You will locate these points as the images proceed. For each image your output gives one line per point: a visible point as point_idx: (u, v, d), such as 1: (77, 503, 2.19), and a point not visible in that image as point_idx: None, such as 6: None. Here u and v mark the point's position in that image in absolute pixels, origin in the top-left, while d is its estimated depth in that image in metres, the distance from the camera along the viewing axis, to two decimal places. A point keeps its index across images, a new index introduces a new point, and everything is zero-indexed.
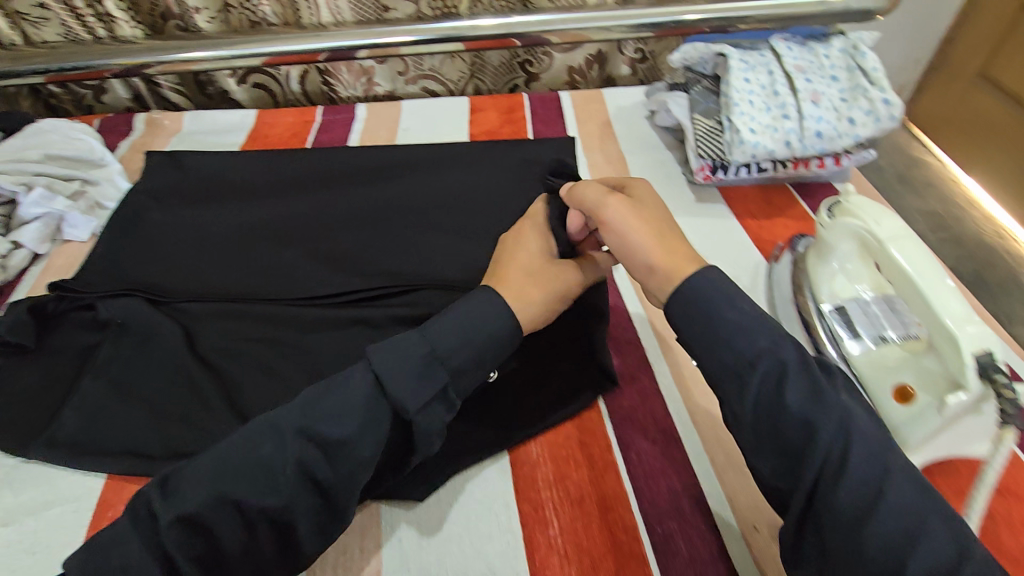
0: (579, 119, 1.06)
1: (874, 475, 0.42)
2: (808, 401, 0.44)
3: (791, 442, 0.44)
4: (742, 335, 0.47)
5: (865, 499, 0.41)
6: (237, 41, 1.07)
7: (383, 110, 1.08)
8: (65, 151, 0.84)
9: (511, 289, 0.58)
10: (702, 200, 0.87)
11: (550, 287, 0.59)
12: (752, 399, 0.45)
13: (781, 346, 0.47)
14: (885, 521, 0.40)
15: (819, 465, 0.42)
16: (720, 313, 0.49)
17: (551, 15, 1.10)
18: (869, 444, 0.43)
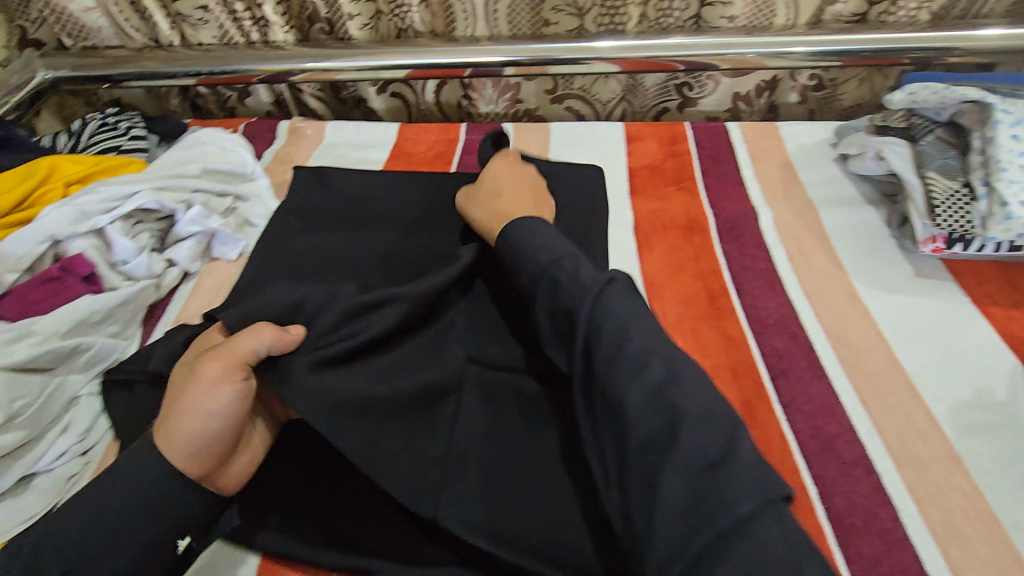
0: (753, 158, 0.92)
1: (646, 351, 0.47)
2: (572, 285, 0.52)
3: (566, 330, 0.51)
4: (544, 251, 0.56)
5: (610, 355, 0.47)
6: (386, 51, 1.02)
7: (531, 134, 1.00)
8: (220, 164, 0.81)
9: (174, 404, 0.49)
10: (921, 273, 0.72)
11: (204, 400, 0.48)
12: (542, 297, 0.54)
13: (579, 262, 0.54)
14: (622, 367, 0.46)
15: (591, 329, 0.49)
16: (540, 243, 0.58)
17: (727, 37, 0.97)
18: (619, 311, 0.49)
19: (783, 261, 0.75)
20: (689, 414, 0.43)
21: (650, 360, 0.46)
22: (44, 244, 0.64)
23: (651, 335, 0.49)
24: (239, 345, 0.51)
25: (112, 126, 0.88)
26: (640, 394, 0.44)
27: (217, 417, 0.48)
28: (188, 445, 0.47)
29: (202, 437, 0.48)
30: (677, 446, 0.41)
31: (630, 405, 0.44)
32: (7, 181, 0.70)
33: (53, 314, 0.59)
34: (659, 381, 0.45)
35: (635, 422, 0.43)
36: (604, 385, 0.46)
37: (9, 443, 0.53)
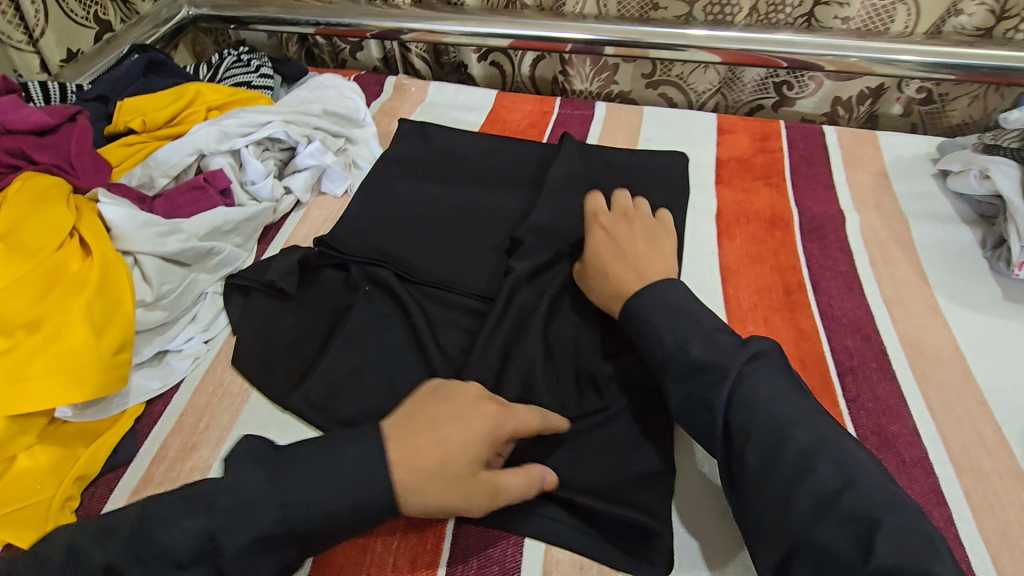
0: (846, 163, 0.91)
1: (810, 446, 0.45)
2: (710, 362, 0.50)
3: (698, 407, 0.50)
4: (668, 330, 0.54)
5: (767, 450, 0.45)
6: (496, 21, 1.07)
7: (623, 115, 1.02)
8: (338, 108, 0.88)
9: (408, 421, 0.49)
10: (1011, 297, 0.71)
11: (455, 433, 0.49)
12: (670, 376, 0.53)
13: (705, 338, 0.52)
14: (786, 468, 0.44)
15: (731, 421, 0.48)
16: (661, 322, 0.55)
17: (833, 40, 0.96)
18: (763, 397, 0.48)
19: (865, 266, 0.76)
20: (890, 526, 0.40)
21: (817, 461, 0.44)
22: (192, 157, 0.73)
23: (809, 417, 0.47)
24: (517, 413, 0.52)
25: (245, 62, 0.96)
26: (811, 505, 0.42)
27: (465, 461, 0.48)
28: (424, 475, 0.46)
29: (449, 480, 0.47)
30: (870, 564, 0.38)
31: (797, 506, 0.43)
32: (160, 99, 0.79)
33: (195, 217, 0.68)
34: (832, 490, 0.42)
35: (818, 532, 0.41)
36: (763, 480, 0.45)
37: (154, 320, 0.61)
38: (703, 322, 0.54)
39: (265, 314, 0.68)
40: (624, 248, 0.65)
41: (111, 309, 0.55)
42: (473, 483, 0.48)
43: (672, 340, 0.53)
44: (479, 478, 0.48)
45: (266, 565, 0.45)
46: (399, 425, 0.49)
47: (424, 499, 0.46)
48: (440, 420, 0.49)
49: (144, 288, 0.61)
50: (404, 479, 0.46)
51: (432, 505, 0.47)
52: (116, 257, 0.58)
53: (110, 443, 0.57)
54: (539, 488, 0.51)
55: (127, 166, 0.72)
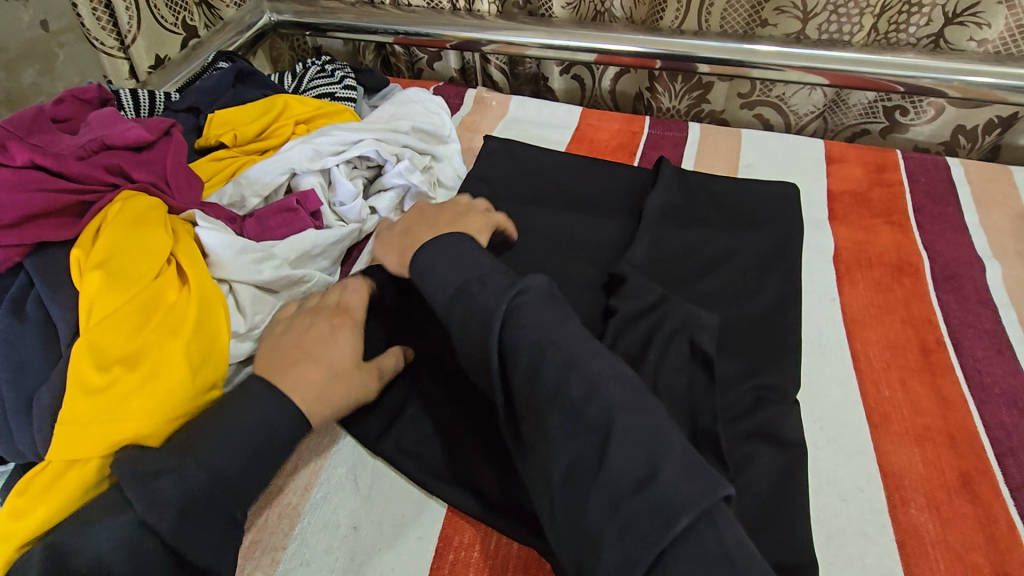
0: (978, 202, 0.82)
1: (564, 363, 0.45)
2: (479, 303, 0.49)
3: (478, 353, 0.48)
4: (447, 276, 0.52)
5: (529, 374, 0.45)
6: (584, 34, 1.01)
7: (720, 138, 0.95)
8: (425, 124, 0.84)
9: (276, 346, 0.55)
10: None
11: (322, 344, 0.54)
12: (455, 312, 0.50)
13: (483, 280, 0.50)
14: (540, 389, 0.44)
15: (507, 353, 0.47)
16: (443, 269, 0.53)
17: (966, 64, 0.87)
18: (530, 325, 0.47)
19: (1014, 325, 0.67)
20: (620, 426, 0.41)
21: (598, 386, 0.43)
22: (284, 176, 0.69)
23: (573, 347, 0.46)
24: (351, 302, 0.59)
25: (329, 73, 0.93)
26: (562, 419, 0.42)
27: (343, 365, 0.54)
28: (321, 384, 0.52)
29: (355, 382, 0.54)
30: (606, 468, 0.39)
31: (554, 427, 0.42)
32: (249, 111, 0.77)
33: (286, 241, 0.64)
34: (583, 399, 0.43)
35: (574, 443, 0.41)
36: (531, 408, 0.44)
37: (246, 350, 0.57)
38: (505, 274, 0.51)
39: None
40: (423, 215, 0.66)
41: (209, 345, 0.53)
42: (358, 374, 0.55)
43: (455, 284, 0.51)
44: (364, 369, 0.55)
45: (209, 533, 0.43)
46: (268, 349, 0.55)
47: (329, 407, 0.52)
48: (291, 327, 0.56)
49: (237, 317, 0.57)
50: (309, 402, 0.51)
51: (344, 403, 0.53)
52: (213, 289, 0.55)
53: None
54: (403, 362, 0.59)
55: (217, 181, 0.69)
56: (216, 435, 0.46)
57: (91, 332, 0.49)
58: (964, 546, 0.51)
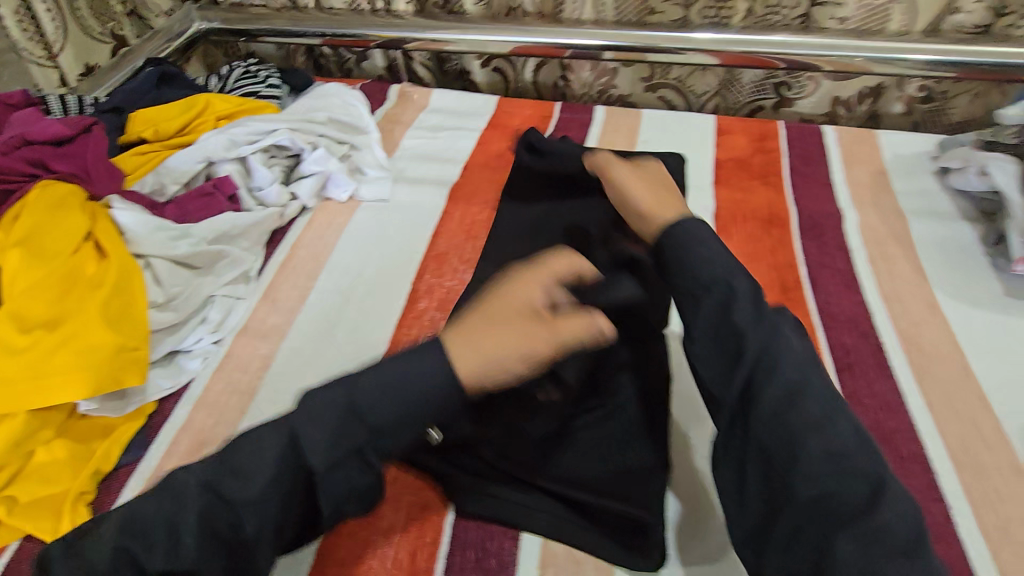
0: (845, 161, 0.92)
1: (827, 407, 0.46)
2: (753, 321, 0.49)
3: (731, 351, 0.49)
4: (710, 261, 0.53)
5: (787, 397, 0.46)
6: (496, 28, 1.09)
7: (622, 119, 1.04)
8: (342, 116, 0.91)
9: (483, 313, 0.50)
10: (1013, 293, 0.71)
11: (505, 309, 0.50)
12: (703, 306, 0.51)
13: (734, 277, 0.52)
14: (837, 430, 0.45)
15: (765, 364, 0.47)
16: (703, 251, 0.54)
17: (831, 40, 0.97)
18: (798, 355, 0.48)
19: (863, 264, 0.76)
20: (893, 489, 0.44)
21: (840, 427, 0.46)
22: (201, 164, 0.76)
23: (824, 392, 0.48)
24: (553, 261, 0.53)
25: (253, 74, 0.99)
26: (818, 453, 0.44)
27: (517, 335, 0.48)
28: (494, 353, 0.47)
29: (502, 330, 0.48)
30: (871, 516, 0.42)
31: (807, 457, 0.44)
32: (172, 109, 0.83)
33: (203, 222, 0.70)
34: (835, 445, 0.45)
35: (829, 480, 0.43)
36: (778, 419, 0.46)
37: (165, 320, 0.64)
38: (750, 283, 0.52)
39: (276, 320, 0.71)
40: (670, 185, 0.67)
41: (128, 309, 0.58)
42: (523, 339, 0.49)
43: (710, 274, 0.52)
44: (539, 323, 0.49)
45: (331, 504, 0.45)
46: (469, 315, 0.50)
47: (486, 373, 0.47)
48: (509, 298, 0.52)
49: (155, 290, 0.64)
50: (457, 355, 0.47)
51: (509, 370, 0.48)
52: (132, 264, 0.61)
53: (124, 439, 0.59)
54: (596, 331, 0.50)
55: (139, 172, 0.75)
56: (393, 410, 0.45)
57: (15, 301, 0.54)
58: None
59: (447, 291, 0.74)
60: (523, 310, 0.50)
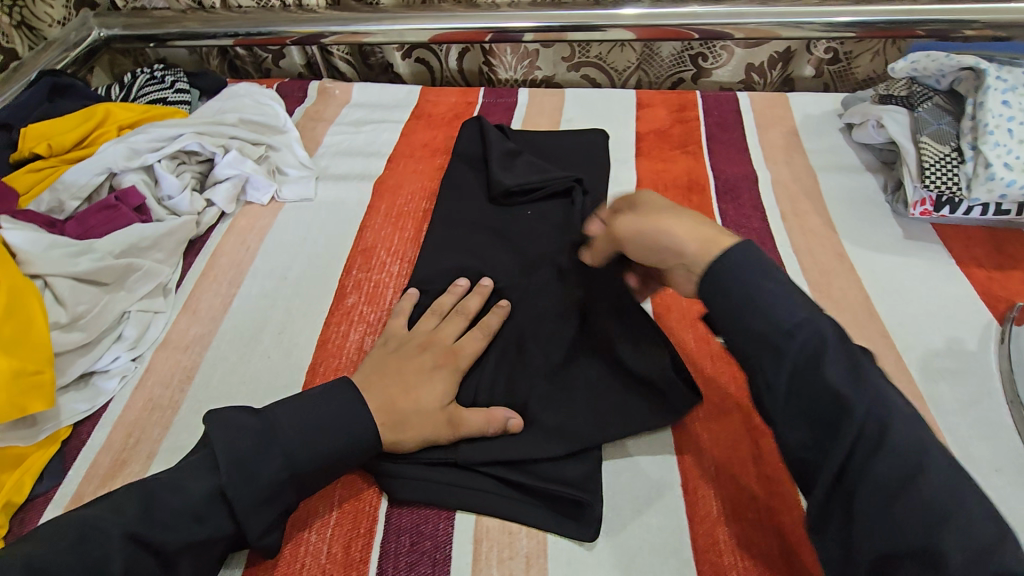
0: (759, 125, 0.95)
1: (950, 479, 0.41)
2: (844, 376, 0.43)
3: (827, 417, 0.43)
4: (781, 309, 0.45)
5: (903, 472, 0.41)
6: (412, 15, 1.07)
7: (546, 99, 1.04)
8: (255, 116, 0.89)
9: (384, 371, 0.58)
10: (911, 235, 0.75)
11: (417, 376, 0.57)
12: (791, 364, 0.45)
13: (818, 320, 0.45)
14: (965, 510, 0.40)
15: (868, 428, 0.42)
16: (771, 295, 0.46)
17: (738, 8, 1.00)
18: (902, 407, 0.43)
19: (777, 221, 0.79)
20: None
21: (966, 501, 0.40)
22: (101, 176, 0.73)
23: (943, 457, 0.42)
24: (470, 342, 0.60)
25: (159, 79, 0.95)
26: (954, 544, 0.39)
27: (432, 393, 0.56)
28: (405, 411, 0.54)
29: (427, 390, 0.56)
30: None
31: (941, 550, 0.39)
32: (68, 121, 0.79)
33: (110, 236, 0.68)
34: (971, 531, 0.39)
35: (963, 571, 0.38)
36: (898, 496, 0.41)
37: (73, 340, 0.61)
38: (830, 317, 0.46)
39: (199, 331, 0.69)
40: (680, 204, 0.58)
41: (26, 329, 0.57)
42: (442, 421, 0.55)
43: (791, 319, 0.45)
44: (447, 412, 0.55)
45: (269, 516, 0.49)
46: (388, 351, 0.60)
47: (401, 437, 0.54)
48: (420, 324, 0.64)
49: (58, 310, 0.61)
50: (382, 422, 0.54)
51: (417, 437, 0.54)
52: (26, 285, 0.60)
53: (37, 468, 0.57)
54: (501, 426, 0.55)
55: (36, 192, 0.72)
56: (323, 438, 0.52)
57: None
58: (722, 397, 0.60)
59: (374, 284, 0.74)
60: (475, 426, 0.55)
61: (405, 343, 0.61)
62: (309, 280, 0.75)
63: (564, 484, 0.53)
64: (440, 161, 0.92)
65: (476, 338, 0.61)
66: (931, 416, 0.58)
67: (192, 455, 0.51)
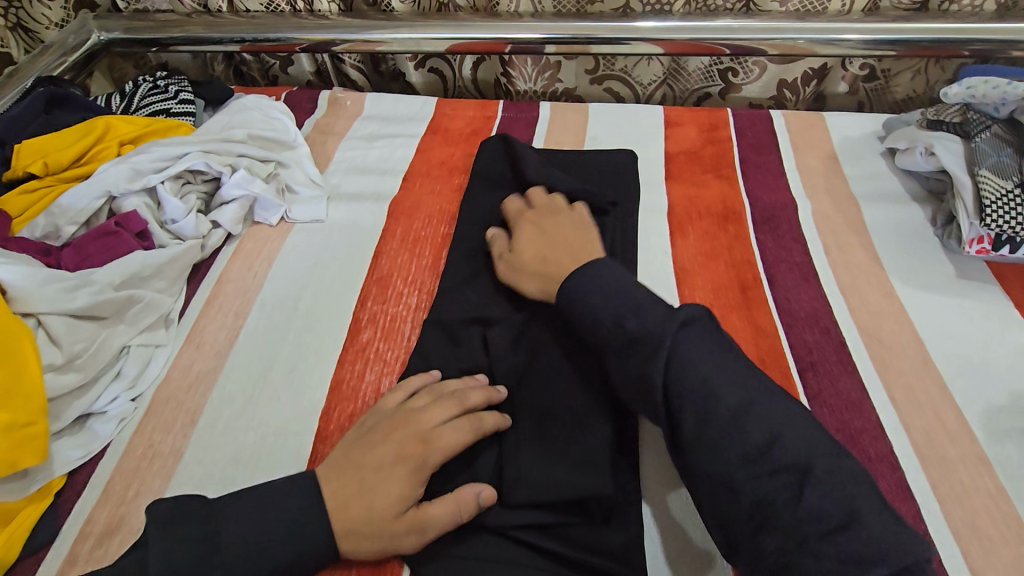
0: (795, 148, 0.90)
1: (741, 402, 0.46)
2: (644, 337, 0.50)
3: (636, 376, 0.50)
4: (604, 302, 0.54)
5: (702, 410, 0.46)
6: (429, 24, 1.02)
7: (569, 115, 0.99)
8: (264, 131, 0.84)
9: (340, 466, 0.51)
10: (964, 274, 0.70)
11: (372, 474, 0.50)
12: (609, 351, 0.52)
13: (625, 306, 0.52)
14: (757, 425, 0.45)
15: (672, 382, 0.48)
16: (597, 295, 0.55)
17: (775, 23, 0.95)
18: (698, 357, 0.48)
19: (820, 254, 0.74)
20: (824, 472, 0.43)
21: (752, 419, 0.46)
22: (101, 199, 0.69)
23: (738, 385, 0.47)
24: (431, 417, 0.53)
25: (162, 89, 0.90)
26: (744, 455, 0.44)
27: (391, 498, 0.49)
28: (359, 522, 0.48)
29: (383, 494, 0.49)
30: (801, 509, 0.42)
31: (737, 465, 0.44)
32: (66, 137, 0.74)
33: (108, 265, 0.64)
34: (763, 443, 0.44)
35: (754, 476, 0.44)
36: (701, 437, 0.46)
37: (68, 384, 0.57)
38: (643, 298, 0.53)
39: (202, 368, 0.64)
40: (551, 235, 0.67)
41: (16, 375, 0.53)
42: (403, 526, 0.48)
43: (606, 311, 0.53)
44: (407, 517, 0.49)
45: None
46: (352, 437, 0.54)
47: (360, 547, 0.48)
48: (388, 400, 0.56)
49: (52, 350, 0.57)
50: (339, 532, 0.48)
51: (375, 547, 0.48)
52: (16, 325, 0.55)
53: (26, 525, 0.52)
54: (475, 508, 0.50)
55: (30, 215, 0.68)
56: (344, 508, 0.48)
57: None
58: None
59: (391, 317, 0.69)
60: (442, 526, 0.49)
61: (362, 425, 0.55)
62: (320, 311, 0.70)
63: (605, 557, 0.49)
64: (459, 181, 0.87)
65: (440, 411, 0.54)
66: (998, 483, 0.53)
67: (199, 521, 0.47)
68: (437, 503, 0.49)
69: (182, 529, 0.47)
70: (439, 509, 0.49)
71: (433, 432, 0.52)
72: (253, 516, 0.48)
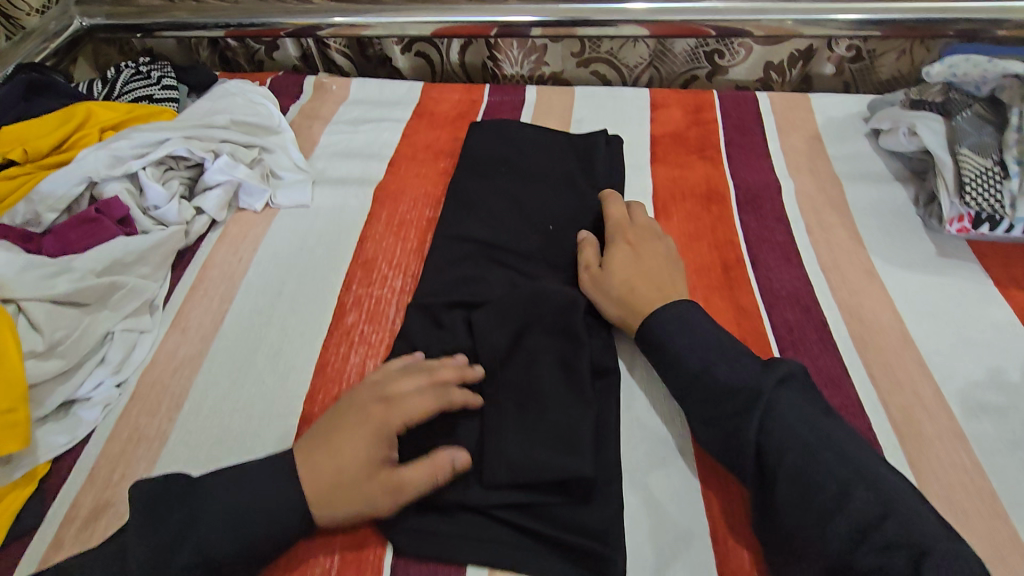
0: (780, 128, 0.90)
1: (847, 471, 0.45)
2: (737, 389, 0.51)
3: (729, 430, 0.50)
4: (691, 353, 0.54)
5: (801, 471, 0.46)
6: (415, 8, 1.02)
7: (556, 97, 0.99)
8: (247, 116, 0.83)
9: (316, 433, 0.52)
10: (944, 253, 0.71)
11: (345, 440, 0.51)
12: (694, 397, 0.53)
13: (714, 358, 0.53)
14: (863, 498, 0.43)
15: (766, 442, 0.48)
16: (684, 343, 0.55)
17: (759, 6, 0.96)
18: (794, 418, 0.48)
19: (803, 234, 0.74)
20: (941, 551, 0.41)
21: (854, 488, 0.44)
22: (81, 186, 0.69)
23: (844, 452, 0.46)
24: (402, 385, 0.54)
25: (144, 74, 0.89)
26: (848, 527, 0.43)
27: (362, 461, 0.50)
28: (332, 485, 0.49)
29: (355, 458, 0.50)
30: None
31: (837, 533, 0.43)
32: (46, 124, 0.74)
33: (89, 252, 0.64)
34: (869, 516, 0.43)
35: (859, 550, 0.42)
36: (796, 509, 0.45)
37: (50, 370, 0.57)
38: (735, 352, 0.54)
39: (188, 353, 0.65)
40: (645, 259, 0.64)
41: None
42: (377, 488, 0.49)
43: (699, 360, 0.54)
44: (380, 479, 0.50)
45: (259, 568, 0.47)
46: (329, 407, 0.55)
47: (335, 511, 0.49)
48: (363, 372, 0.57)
49: (33, 337, 0.57)
50: (313, 497, 0.49)
51: (350, 510, 0.49)
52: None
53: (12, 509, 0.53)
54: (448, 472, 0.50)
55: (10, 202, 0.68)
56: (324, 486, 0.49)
57: None
58: None
59: (375, 300, 0.69)
60: (415, 489, 0.49)
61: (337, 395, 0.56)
62: (304, 295, 0.70)
63: (582, 534, 0.50)
64: (444, 165, 0.87)
65: (412, 380, 0.55)
66: (974, 458, 0.54)
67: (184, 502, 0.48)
68: (409, 466, 0.50)
69: (167, 509, 0.47)
70: (411, 472, 0.50)
71: (405, 399, 0.53)
72: (235, 496, 0.48)
